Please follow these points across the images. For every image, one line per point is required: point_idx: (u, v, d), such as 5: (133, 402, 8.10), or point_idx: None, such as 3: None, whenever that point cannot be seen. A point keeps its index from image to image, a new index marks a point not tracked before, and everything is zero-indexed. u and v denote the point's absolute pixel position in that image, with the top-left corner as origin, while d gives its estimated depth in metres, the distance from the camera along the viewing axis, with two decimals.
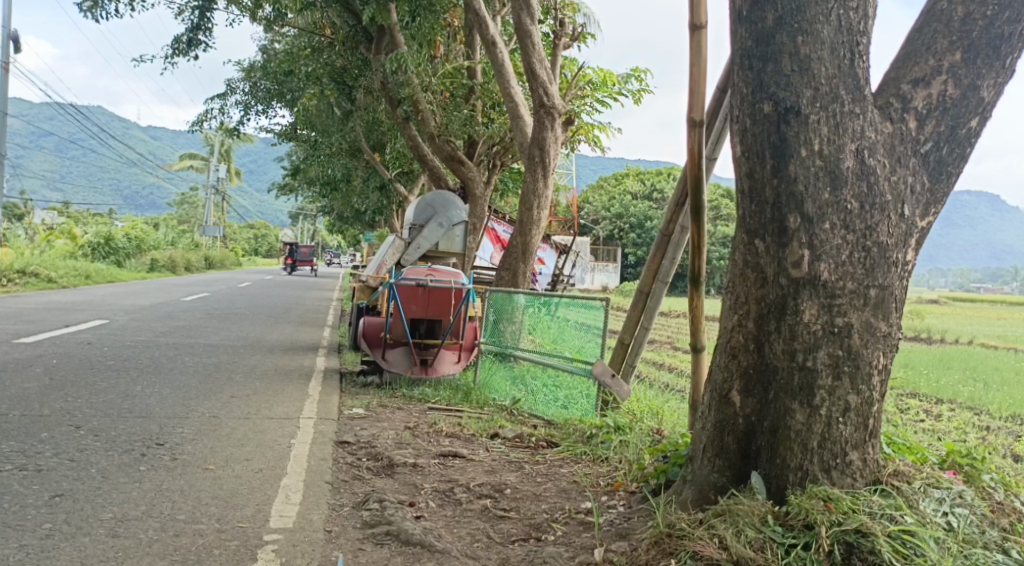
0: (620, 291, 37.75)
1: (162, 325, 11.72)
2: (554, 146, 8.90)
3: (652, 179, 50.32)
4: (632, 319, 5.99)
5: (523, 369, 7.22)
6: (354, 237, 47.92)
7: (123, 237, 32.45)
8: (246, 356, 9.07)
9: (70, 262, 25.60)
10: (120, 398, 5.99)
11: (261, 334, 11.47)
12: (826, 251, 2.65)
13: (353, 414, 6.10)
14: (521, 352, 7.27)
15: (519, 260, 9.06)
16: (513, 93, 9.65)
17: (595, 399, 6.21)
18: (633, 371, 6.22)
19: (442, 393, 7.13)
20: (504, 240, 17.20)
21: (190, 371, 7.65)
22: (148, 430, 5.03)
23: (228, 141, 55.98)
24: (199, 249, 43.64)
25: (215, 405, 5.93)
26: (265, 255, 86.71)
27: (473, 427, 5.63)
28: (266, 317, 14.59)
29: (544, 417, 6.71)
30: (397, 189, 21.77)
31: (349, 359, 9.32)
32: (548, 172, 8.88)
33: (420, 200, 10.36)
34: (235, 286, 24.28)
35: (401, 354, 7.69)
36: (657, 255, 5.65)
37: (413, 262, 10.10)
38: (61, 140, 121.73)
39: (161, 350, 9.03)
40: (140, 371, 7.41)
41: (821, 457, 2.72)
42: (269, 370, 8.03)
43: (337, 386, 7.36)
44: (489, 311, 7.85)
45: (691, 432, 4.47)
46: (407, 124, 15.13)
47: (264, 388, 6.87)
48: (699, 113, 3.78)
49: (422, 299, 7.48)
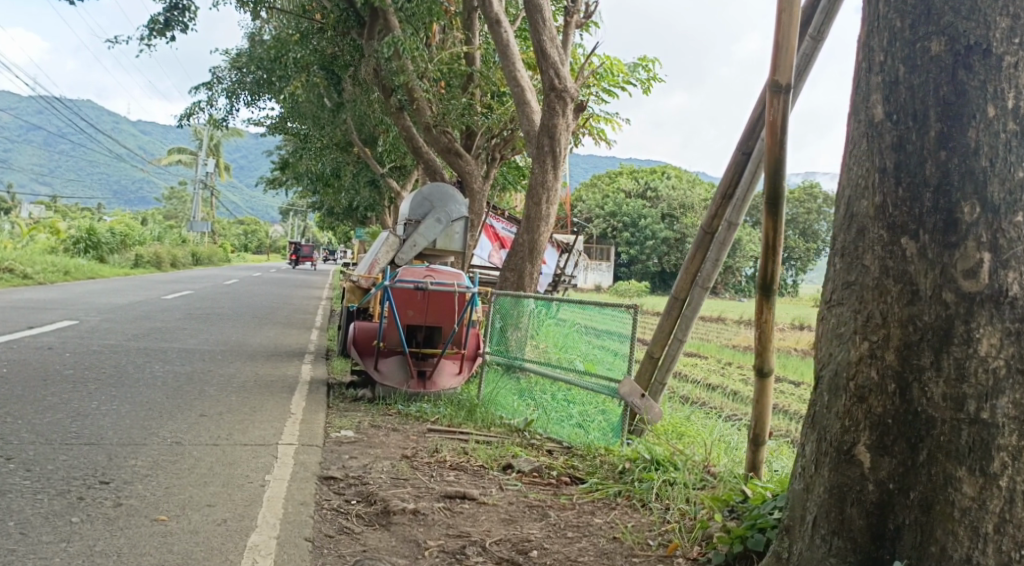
0: (615, 292, 37.02)
1: (135, 327, 10.80)
2: (565, 134, 8.06)
3: (646, 177, 49.67)
4: (664, 329, 5.20)
5: (534, 383, 6.42)
6: (344, 235, 47.10)
7: (106, 232, 31.33)
8: (223, 363, 8.22)
9: (47, 256, 24.52)
10: (68, 419, 5.11)
11: (243, 338, 10.58)
12: (1018, 256, 1.92)
13: (340, 438, 5.25)
14: (531, 364, 6.49)
15: (526, 261, 8.23)
16: (519, 77, 8.82)
17: (621, 420, 5.41)
18: (663, 389, 5.40)
19: (442, 410, 6.30)
20: (503, 238, 16.36)
21: (158, 383, 6.77)
22: (93, 463, 4.16)
23: (216, 135, 54.88)
24: (186, 245, 42.63)
25: (179, 428, 5.07)
26: (255, 251, 85.70)
27: (481, 456, 4.82)
28: (250, 318, 13.71)
29: (559, 440, 5.89)
30: (389, 184, 20.92)
31: (337, 368, 8.48)
32: (558, 163, 8.06)
33: (415, 193, 9.45)
34: (220, 284, 23.34)
35: (396, 365, 6.84)
36: (698, 254, 4.87)
37: (408, 261, 9.24)
38: (49, 133, 120.30)
39: (128, 357, 8.13)
40: (99, 384, 6.52)
41: (1000, 548, 1.91)
42: (247, 382, 7.17)
43: (323, 401, 6.51)
44: (493, 318, 7.07)
45: (753, 473, 3.74)
46: (402, 114, 14.30)
47: (239, 405, 6.00)
48: (783, 76, 2.98)
49: (421, 304, 6.61)
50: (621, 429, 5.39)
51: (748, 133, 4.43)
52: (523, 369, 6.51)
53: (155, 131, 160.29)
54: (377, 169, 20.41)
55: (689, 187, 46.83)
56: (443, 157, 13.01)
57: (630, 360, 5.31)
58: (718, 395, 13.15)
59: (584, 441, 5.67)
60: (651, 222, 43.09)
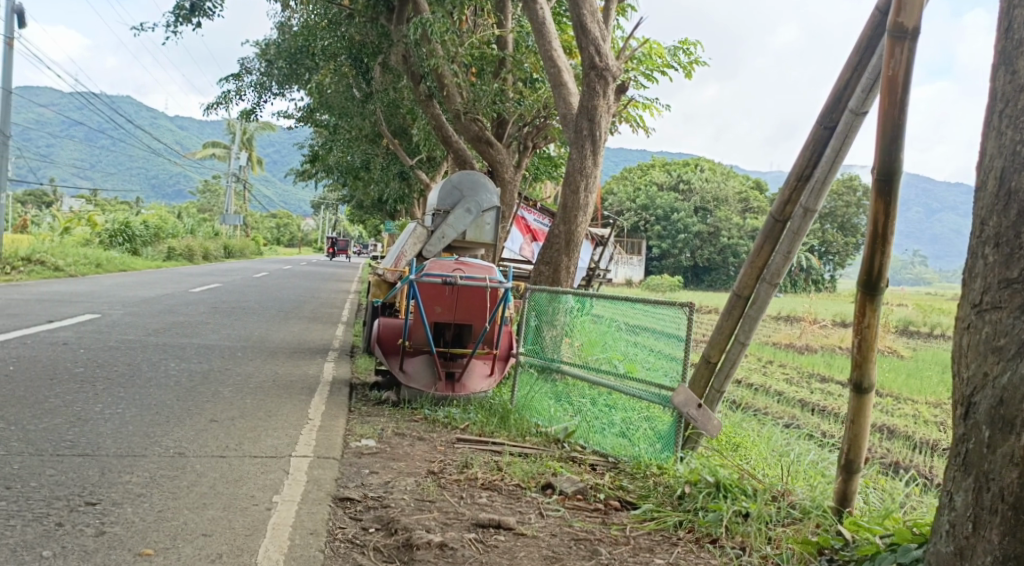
0: (646, 287, 36.27)
1: (157, 321, 10.45)
2: (606, 116, 7.45)
3: (679, 169, 48.60)
4: (723, 331, 4.62)
5: (572, 387, 5.84)
6: (375, 229, 46.87)
7: (140, 224, 31.38)
8: (242, 361, 7.79)
9: (79, 248, 24.53)
10: (65, 425, 4.66)
11: (265, 334, 10.15)
12: None
13: (361, 450, 4.74)
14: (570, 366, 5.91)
15: (563, 253, 7.62)
16: (556, 56, 8.23)
17: (673, 432, 4.81)
18: (720, 398, 4.78)
19: (473, 416, 5.77)
20: (536, 231, 15.77)
21: (170, 383, 6.34)
22: (81, 481, 3.68)
23: (248, 128, 55.06)
24: (219, 238, 42.75)
25: (185, 436, 4.60)
26: (286, 245, 86.22)
27: (517, 472, 4.26)
28: (275, 312, 13.33)
29: (601, 451, 5.33)
30: (418, 176, 20.48)
31: (361, 367, 8.00)
32: (598, 148, 7.46)
33: (444, 181, 8.88)
34: (249, 277, 23.13)
35: (423, 365, 6.32)
36: (766, 246, 4.28)
37: (437, 253, 8.75)
38: (89, 129, 122.59)
39: (145, 353, 7.74)
40: (107, 383, 6.09)
41: None
42: (264, 382, 6.71)
43: (344, 404, 6.03)
44: (527, 316, 6.51)
45: (836, 512, 3.20)
46: (431, 102, 13.80)
47: (254, 410, 5.53)
48: (909, 20, 2.48)
49: (450, 300, 6.08)
50: (673, 442, 4.79)
51: (830, 103, 3.82)
52: (561, 372, 5.93)
53: (190, 126, 162.40)
54: (407, 161, 19.95)
55: (723, 180, 45.77)
56: (473, 146, 12.49)
57: (684, 362, 4.69)
58: (762, 397, 12.45)
59: (631, 455, 5.08)
60: (683, 215, 42.18)
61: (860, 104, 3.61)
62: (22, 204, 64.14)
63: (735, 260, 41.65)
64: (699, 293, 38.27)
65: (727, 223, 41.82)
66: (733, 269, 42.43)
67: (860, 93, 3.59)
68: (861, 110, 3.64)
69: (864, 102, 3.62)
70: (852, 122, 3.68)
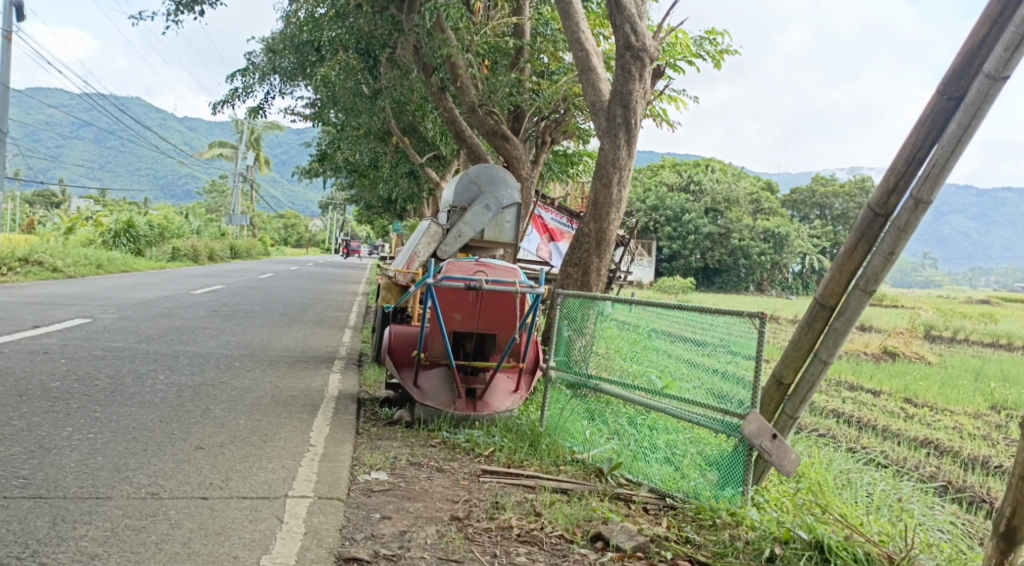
0: (658, 288, 35.49)
1: (151, 327, 9.74)
2: (642, 102, 6.69)
3: (690, 170, 47.79)
4: (800, 346, 3.91)
5: (613, 406, 5.07)
6: (383, 229, 46.18)
7: (144, 224, 30.73)
8: (239, 372, 7.08)
9: (81, 249, 23.90)
10: (23, 456, 3.95)
11: (266, 341, 9.45)
12: None
13: (370, 486, 4.02)
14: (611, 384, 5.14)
15: (593, 255, 6.88)
16: (584, 39, 7.51)
17: (739, 467, 4.04)
18: (793, 425, 4.01)
19: (499, 440, 5.04)
20: (553, 229, 15.02)
21: (156, 399, 5.64)
22: (24, 536, 2.94)
23: (255, 127, 54.59)
24: (225, 238, 42.14)
25: (162, 471, 3.89)
26: (294, 246, 85.78)
27: (561, 519, 3.53)
28: (279, 316, 12.62)
29: (649, 484, 4.57)
30: (427, 174, 19.76)
31: (371, 379, 7.28)
32: (632, 138, 6.73)
33: (460, 175, 8.14)
34: (254, 278, 22.49)
35: (440, 381, 5.58)
36: (861, 247, 3.58)
37: (453, 254, 8.03)
38: (99, 131, 122.57)
39: (132, 364, 7.03)
40: (84, 401, 5.39)
41: None
42: (261, 398, 5.99)
43: (351, 426, 5.31)
44: (561, 326, 5.74)
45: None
46: (443, 95, 13.38)
47: (247, 434, 4.81)
48: None
49: (473, 309, 5.34)
50: (740, 478, 4.01)
51: (958, 69, 3.16)
52: (599, 392, 5.16)
53: (199, 126, 162.38)
54: (416, 159, 19.22)
55: (734, 181, 44.97)
56: (488, 141, 11.84)
57: (755, 384, 3.88)
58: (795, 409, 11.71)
59: (686, 489, 4.32)
60: (694, 216, 41.40)
61: (999, 66, 2.93)
62: (29, 204, 63.69)
63: (747, 262, 40.91)
64: (710, 295, 37.54)
65: (738, 225, 41.02)
66: (745, 271, 41.70)
67: (1001, 53, 2.92)
68: (999, 75, 2.96)
69: (1004, 65, 2.94)
70: (986, 89, 3.00)
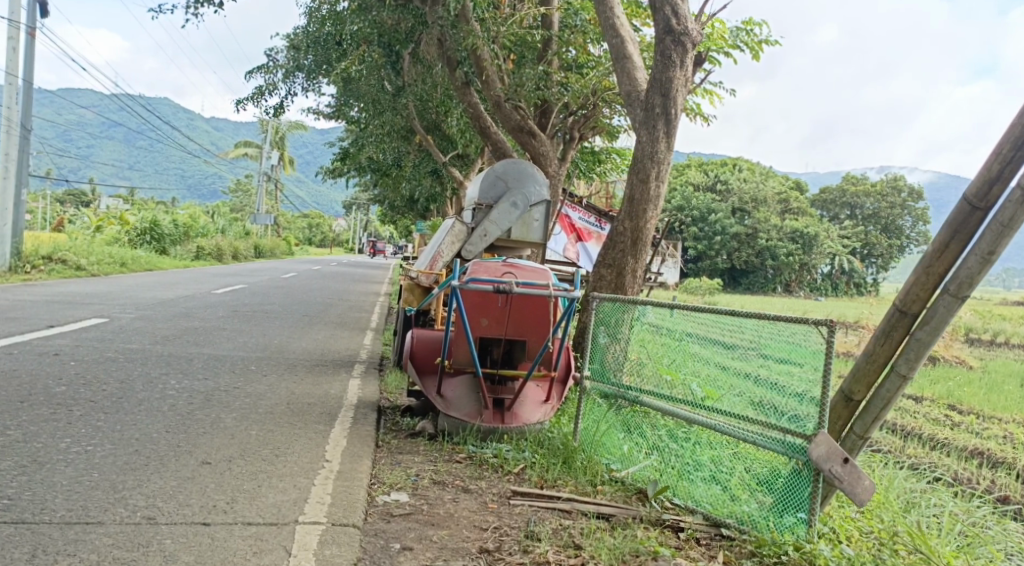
0: (684, 289, 34.83)
1: (168, 328, 9.47)
2: (683, 90, 6.24)
3: (716, 169, 47.03)
4: (874, 357, 3.46)
5: (653, 420, 4.62)
6: (406, 229, 46.03)
7: (169, 223, 30.80)
8: (255, 377, 6.76)
9: (106, 247, 23.93)
10: (13, 472, 3.63)
11: (285, 343, 9.14)
12: None
13: (390, 510, 3.64)
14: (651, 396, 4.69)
15: (628, 254, 6.44)
16: (620, 26, 7.10)
17: (801, 495, 3.60)
18: (864, 446, 3.56)
19: (529, 456, 4.64)
20: (580, 228, 14.58)
21: (165, 406, 5.32)
22: None
23: (281, 127, 54.89)
24: (249, 238, 42.20)
25: (163, 492, 3.53)
26: (318, 245, 86.12)
27: (605, 555, 3.11)
28: (300, 317, 12.33)
29: (697, 509, 4.13)
30: (451, 173, 19.42)
31: (393, 384, 6.92)
32: (672, 130, 6.29)
33: (487, 171, 7.75)
34: (277, 277, 22.34)
35: (464, 390, 5.18)
36: (953, 244, 3.16)
37: (478, 254, 7.65)
38: (129, 132, 124.26)
39: (144, 368, 6.73)
40: (88, 407, 5.08)
41: None
42: (275, 406, 5.63)
43: (371, 438, 4.94)
44: (596, 332, 5.31)
45: None
46: (468, 91, 12.92)
47: (258, 447, 4.44)
48: None
49: (501, 314, 4.93)
50: (800, 505, 3.59)
51: None
52: (639, 405, 4.71)
53: (226, 127, 164.08)
54: (440, 157, 18.87)
55: (762, 180, 44.09)
56: (514, 136, 11.47)
57: (822, 401, 3.44)
58: None
59: (738, 514, 3.90)
60: (721, 216, 40.35)
61: None
62: (59, 204, 64.48)
63: (774, 263, 40.27)
64: (737, 296, 36.91)
65: (766, 225, 40.38)
66: (772, 272, 41.05)
67: None
68: None
69: None
70: None
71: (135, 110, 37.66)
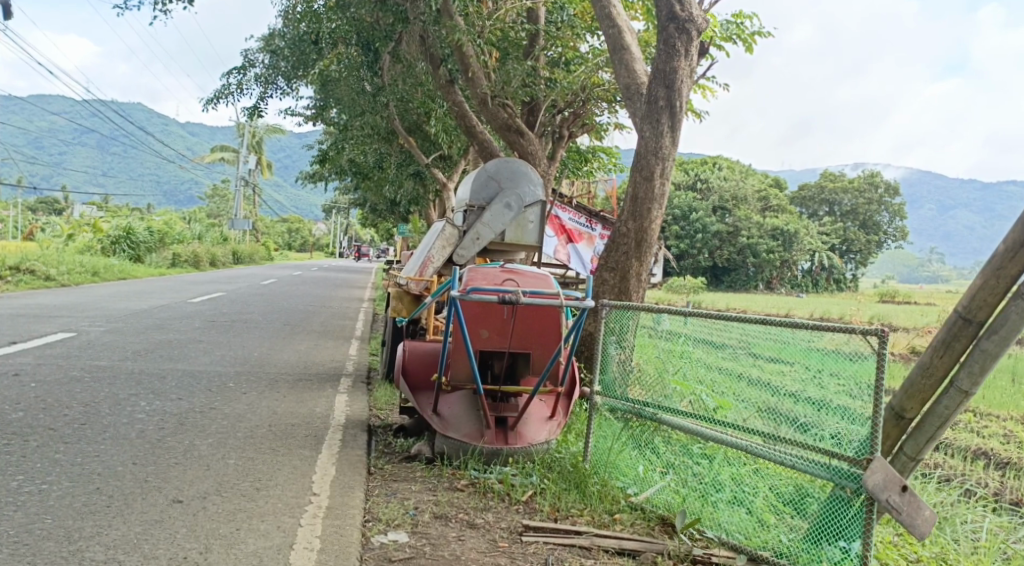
0: (668, 288, 34.59)
1: (141, 342, 8.94)
2: (688, 81, 5.86)
3: (696, 168, 46.95)
4: (932, 368, 3.09)
5: (674, 439, 4.21)
6: (387, 232, 45.43)
7: (144, 230, 29.99)
8: (234, 395, 6.29)
9: (78, 256, 23.17)
10: None
11: (265, 355, 8.64)
12: None
13: (388, 554, 3.21)
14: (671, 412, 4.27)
15: (632, 256, 6.06)
16: (617, 16, 6.71)
17: (846, 525, 3.23)
18: (916, 468, 3.20)
19: (536, 480, 4.23)
20: (569, 229, 14.07)
21: (132, 432, 4.83)
22: None
23: (257, 131, 54.10)
24: (227, 244, 41.37)
25: (128, 541, 3.09)
26: (298, 250, 85.08)
27: None
28: (280, 327, 11.82)
29: (728, 540, 3.75)
30: (433, 174, 18.98)
31: (383, 400, 6.48)
32: (677, 123, 5.91)
33: (477, 171, 7.35)
34: (256, 284, 21.70)
35: (463, 407, 4.77)
36: None
37: (471, 258, 7.22)
38: (102, 138, 122.18)
39: (112, 388, 6.23)
40: (46, 437, 4.59)
41: None
42: (255, 429, 5.17)
43: (363, 464, 4.51)
44: (606, 343, 4.89)
45: None
46: (453, 88, 12.55)
47: (236, 481, 3.99)
48: None
49: (504, 325, 4.52)
50: (841, 534, 3.24)
51: None
52: (657, 422, 4.28)
53: (202, 132, 161.98)
54: (422, 159, 18.41)
55: (741, 177, 44.07)
56: (502, 135, 11.10)
57: (876, 421, 3.05)
58: None
59: (770, 542, 3.58)
60: (702, 215, 40.14)
61: None
62: (31, 212, 63.05)
63: (755, 260, 40.42)
64: (721, 295, 36.87)
65: (747, 222, 40.25)
66: (753, 270, 41.12)
67: None
68: None
69: None
70: None
71: (106, 115, 36.76)
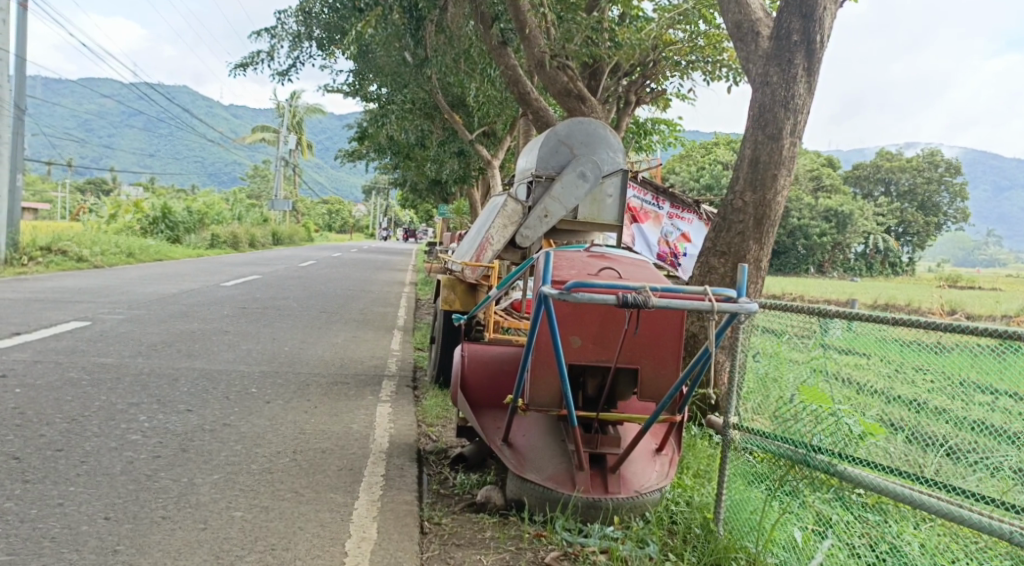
0: None
1: (158, 333, 7.90)
2: (830, 8, 4.61)
3: None
4: None
5: (830, 486, 3.08)
6: (427, 212, 44.40)
7: (183, 210, 29.36)
8: (255, 406, 5.17)
9: (113, 235, 22.48)
10: None
11: (296, 351, 7.52)
12: None
13: None
14: (856, 466, 2.93)
15: (750, 239, 4.74)
16: None
17: None
18: None
19: (656, 553, 3.06)
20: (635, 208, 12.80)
21: (118, 465, 3.73)
22: None
23: (293, 110, 53.22)
24: (267, 225, 40.86)
25: None
26: (338, 232, 84.71)
27: None
28: (315, 315, 10.70)
29: None
30: (477, 152, 17.70)
31: (432, 414, 5.31)
32: (814, 65, 4.62)
33: (546, 134, 6.08)
34: (293, 266, 20.82)
35: (542, 436, 3.57)
36: None
37: (537, 240, 5.96)
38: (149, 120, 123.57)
39: (110, 395, 5.14)
40: (3, 473, 3.49)
41: None
42: (276, 459, 4.02)
43: (415, 519, 3.36)
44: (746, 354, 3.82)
45: None
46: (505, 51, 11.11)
47: (241, 552, 2.84)
48: None
49: (607, 329, 3.26)
50: None
51: None
52: (835, 477, 2.91)
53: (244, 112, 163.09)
54: (467, 135, 17.15)
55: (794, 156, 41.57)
56: (561, 102, 9.77)
57: None
58: None
59: None
60: None
61: None
62: (80, 193, 63.73)
63: (806, 242, 38.30)
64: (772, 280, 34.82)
65: (797, 203, 37.36)
66: (804, 251, 39.26)
67: None
68: None
69: None
70: None
71: (149, 95, 36.16)
